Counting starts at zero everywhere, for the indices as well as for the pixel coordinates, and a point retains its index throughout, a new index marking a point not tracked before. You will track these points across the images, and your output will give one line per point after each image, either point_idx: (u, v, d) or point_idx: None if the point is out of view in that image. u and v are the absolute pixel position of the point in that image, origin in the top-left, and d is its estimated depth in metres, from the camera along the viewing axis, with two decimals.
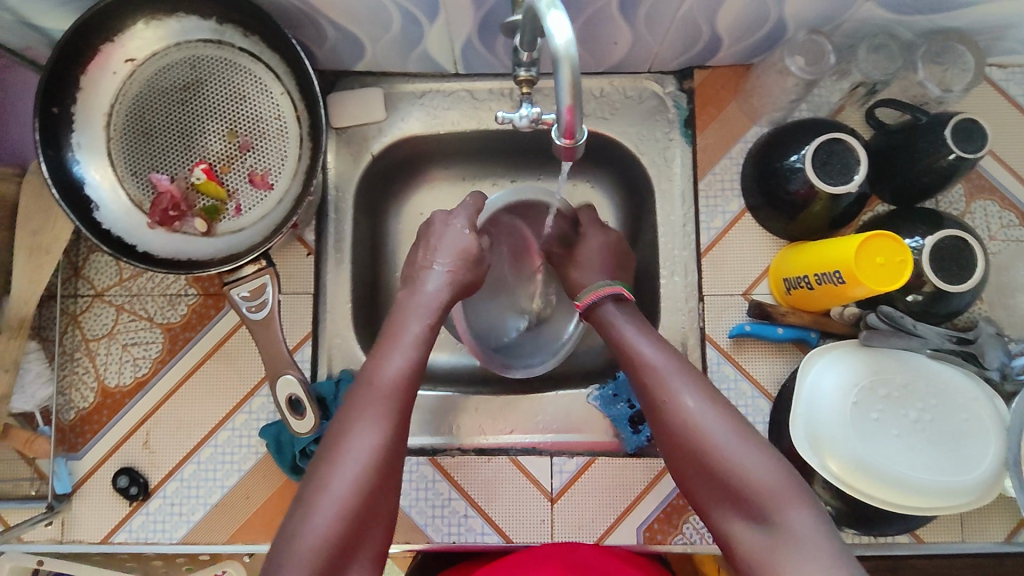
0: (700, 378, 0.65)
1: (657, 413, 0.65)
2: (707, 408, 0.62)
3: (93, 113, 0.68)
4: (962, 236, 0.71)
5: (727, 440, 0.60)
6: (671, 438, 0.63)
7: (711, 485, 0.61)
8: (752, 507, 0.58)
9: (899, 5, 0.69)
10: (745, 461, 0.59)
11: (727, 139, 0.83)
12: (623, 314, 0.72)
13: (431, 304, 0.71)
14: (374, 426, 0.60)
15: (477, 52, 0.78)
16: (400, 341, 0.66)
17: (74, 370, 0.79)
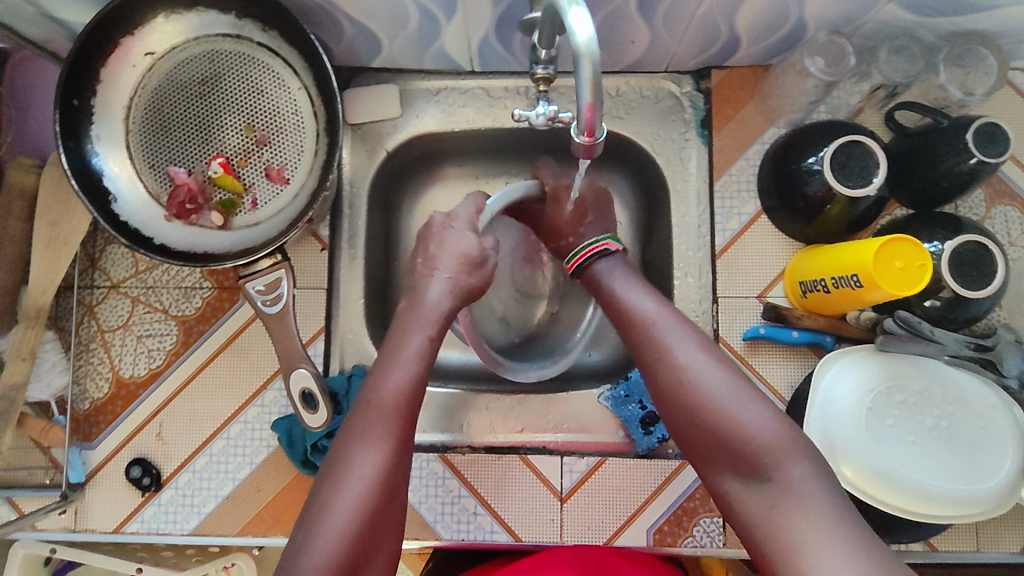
0: (696, 333, 0.64)
1: (654, 368, 0.63)
2: (705, 362, 0.61)
3: (113, 106, 0.69)
4: (983, 242, 0.70)
5: (723, 391, 0.59)
6: (667, 391, 0.62)
7: (707, 440, 0.59)
8: (749, 460, 0.56)
9: (922, 7, 0.68)
10: (744, 414, 0.58)
11: (744, 140, 0.82)
12: (619, 271, 0.72)
13: (433, 313, 0.68)
14: (375, 444, 0.58)
15: (494, 50, 0.77)
16: (401, 353, 0.64)
17: (89, 360, 0.79)
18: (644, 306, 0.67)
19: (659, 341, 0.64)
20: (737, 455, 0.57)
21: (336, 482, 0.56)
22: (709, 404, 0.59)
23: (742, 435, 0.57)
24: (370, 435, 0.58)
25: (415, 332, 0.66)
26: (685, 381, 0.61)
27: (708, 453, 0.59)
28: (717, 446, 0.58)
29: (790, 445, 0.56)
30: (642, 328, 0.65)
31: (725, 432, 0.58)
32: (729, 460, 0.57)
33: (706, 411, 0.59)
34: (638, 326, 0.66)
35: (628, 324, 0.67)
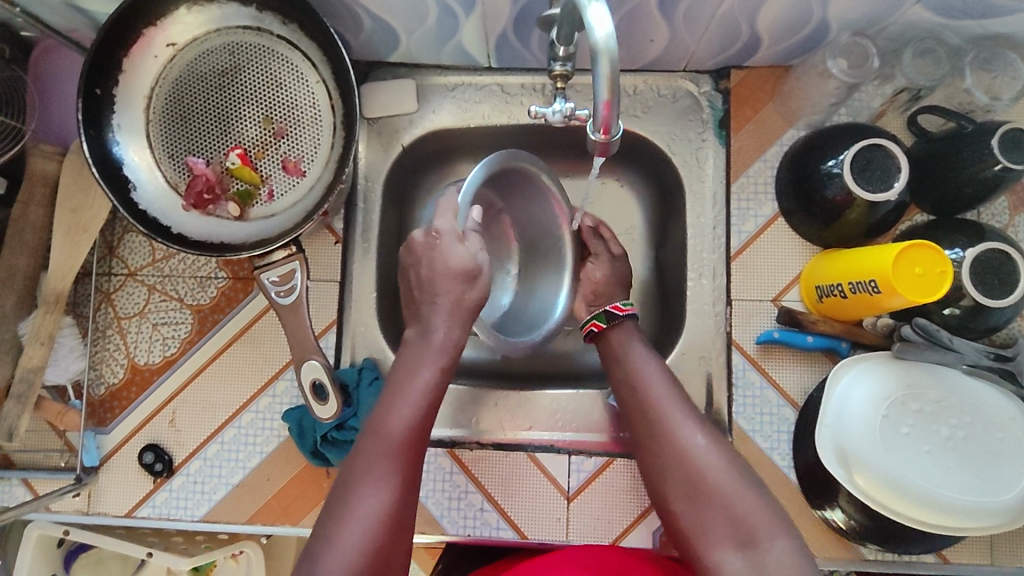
0: (693, 410, 0.64)
1: (653, 435, 0.63)
2: (706, 435, 0.61)
3: (134, 95, 0.69)
4: (1005, 250, 0.69)
5: (715, 467, 0.59)
6: (666, 457, 0.61)
7: (701, 508, 0.58)
8: (737, 537, 0.55)
9: (948, 9, 0.67)
10: (742, 487, 0.57)
11: (762, 142, 0.81)
12: (632, 335, 0.73)
13: (445, 347, 0.68)
14: (382, 480, 0.57)
15: (512, 46, 0.77)
16: (411, 389, 0.64)
17: (106, 346, 0.81)
18: (652, 370, 0.68)
19: (661, 408, 0.64)
20: (731, 525, 0.56)
21: (338, 518, 0.55)
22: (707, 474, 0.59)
23: (738, 506, 0.56)
24: (376, 470, 0.58)
25: (425, 365, 0.66)
26: (686, 449, 0.60)
27: (699, 522, 0.57)
28: (710, 514, 0.57)
29: (782, 526, 0.55)
30: (646, 393, 0.66)
31: (721, 502, 0.57)
32: (721, 529, 0.56)
33: (704, 476, 0.59)
34: (643, 392, 0.66)
35: (632, 389, 0.67)
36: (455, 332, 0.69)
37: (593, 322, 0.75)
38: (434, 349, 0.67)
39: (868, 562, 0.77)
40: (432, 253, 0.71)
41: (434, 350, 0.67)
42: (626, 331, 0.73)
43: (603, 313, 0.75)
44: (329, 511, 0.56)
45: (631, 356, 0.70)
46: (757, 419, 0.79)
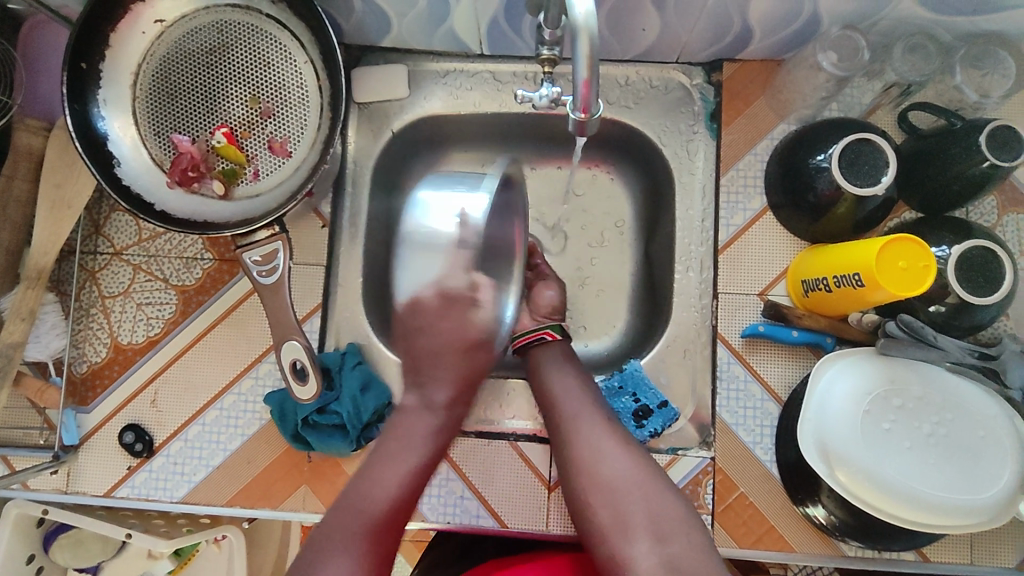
0: (611, 418, 0.69)
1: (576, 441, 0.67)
2: (623, 441, 0.66)
3: (121, 71, 0.69)
4: (990, 247, 0.69)
5: (633, 469, 0.63)
6: (587, 461, 0.65)
7: (620, 505, 0.61)
8: (660, 531, 0.59)
9: (939, 4, 0.67)
10: (668, 492, 0.62)
11: (753, 136, 0.81)
12: (554, 359, 0.75)
13: (447, 417, 0.69)
14: (355, 547, 0.57)
15: (503, 32, 0.77)
16: (403, 455, 0.64)
17: (89, 325, 0.80)
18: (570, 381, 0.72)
19: (580, 416, 0.68)
20: (654, 525, 0.59)
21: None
22: (626, 478, 0.63)
23: (659, 505, 0.61)
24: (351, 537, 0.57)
25: (417, 434, 0.67)
26: (604, 453, 0.65)
27: (617, 519, 0.61)
28: (627, 513, 0.60)
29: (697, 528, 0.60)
30: (566, 403, 0.70)
31: (642, 504, 0.61)
32: (641, 526, 0.59)
33: (624, 478, 0.63)
34: (563, 403, 0.70)
35: (553, 399, 0.71)
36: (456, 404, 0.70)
37: (547, 330, 0.76)
38: (440, 418, 0.69)
39: (848, 558, 0.76)
40: (441, 321, 0.67)
41: (443, 420, 0.69)
42: (546, 351, 0.75)
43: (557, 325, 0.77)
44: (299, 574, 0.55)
45: (550, 371, 0.73)
46: (740, 413, 0.79)
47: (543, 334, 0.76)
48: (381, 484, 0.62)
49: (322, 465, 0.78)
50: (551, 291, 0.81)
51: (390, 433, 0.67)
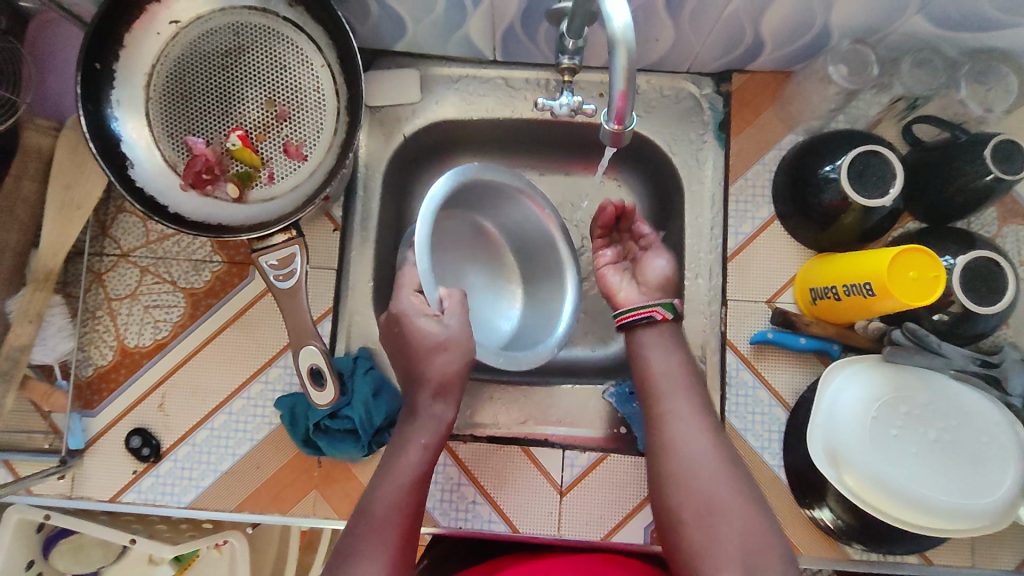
0: (711, 422, 0.67)
1: (672, 441, 0.65)
2: (718, 450, 0.64)
3: (134, 72, 0.68)
4: (994, 258, 0.71)
5: (727, 481, 0.62)
6: (679, 463, 0.64)
7: (710, 514, 0.60)
8: (753, 549, 0.57)
9: (945, 20, 0.69)
10: (763, 517, 0.60)
11: (761, 146, 0.83)
12: (659, 341, 0.73)
13: (435, 426, 0.67)
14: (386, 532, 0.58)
15: (518, 39, 0.78)
16: (405, 449, 0.65)
17: (95, 327, 0.79)
18: (668, 376, 0.70)
19: (680, 427, 0.66)
20: (747, 552, 0.57)
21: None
22: (723, 498, 0.61)
23: (754, 525, 0.59)
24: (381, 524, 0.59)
25: (407, 445, 0.65)
26: (707, 466, 0.63)
27: (706, 528, 0.59)
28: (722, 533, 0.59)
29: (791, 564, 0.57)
30: (666, 405, 0.68)
31: (738, 528, 0.59)
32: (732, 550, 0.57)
33: (724, 500, 0.60)
34: (663, 403, 0.68)
35: (653, 397, 0.70)
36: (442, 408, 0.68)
37: (658, 310, 0.73)
38: (428, 425, 0.67)
39: (853, 561, 0.77)
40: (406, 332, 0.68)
41: (430, 426, 0.67)
42: (653, 338, 0.73)
43: (672, 303, 0.74)
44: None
45: (653, 357, 0.72)
46: (749, 418, 0.80)
47: (654, 313, 0.73)
48: (383, 495, 0.61)
49: (333, 470, 0.78)
50: (659, 262, 0.80)
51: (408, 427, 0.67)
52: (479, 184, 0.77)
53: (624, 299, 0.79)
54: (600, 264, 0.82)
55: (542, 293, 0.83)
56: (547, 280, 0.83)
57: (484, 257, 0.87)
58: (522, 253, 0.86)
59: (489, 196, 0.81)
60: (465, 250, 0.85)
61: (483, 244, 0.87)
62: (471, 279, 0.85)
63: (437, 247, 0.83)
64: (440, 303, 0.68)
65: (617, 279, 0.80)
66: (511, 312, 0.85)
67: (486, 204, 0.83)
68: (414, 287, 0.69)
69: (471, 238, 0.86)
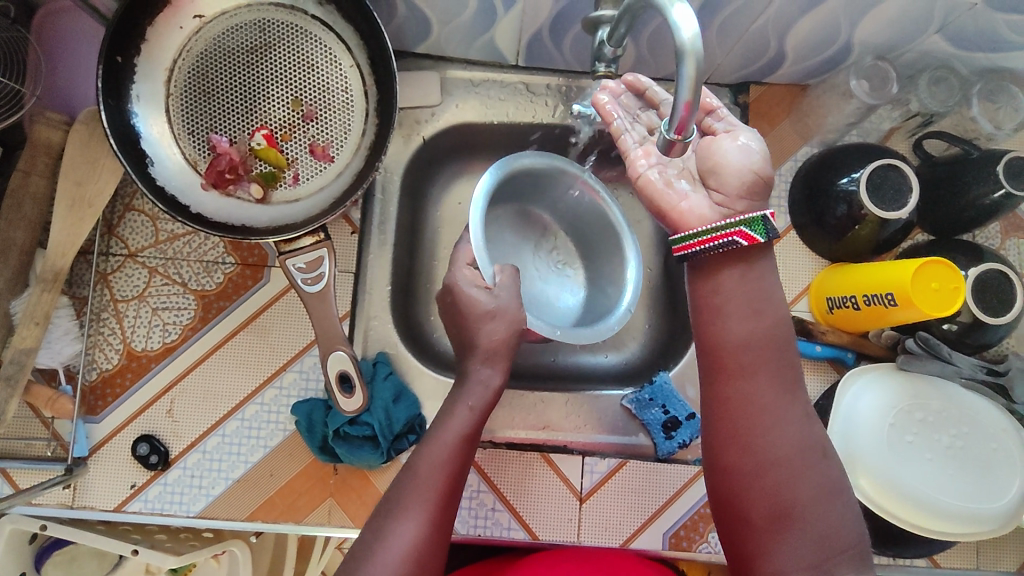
0: (793, 402, 0.56)
1: (747, 425, 0.55)
2: (797, 433, 0.55)
3: (155, 67, 0.66)
4: (1005, 271, 0.73)
5: (804, 466, 0.54)
6: (748, 444, 0.55)
7: (779, 499, 0.53)
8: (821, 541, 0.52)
9: (963, 40, 0.71)
10: (834, 504, 0.54)
11: (778, 156, 0.84)
12: (742, 292, 0.55)
13: (483, 392, 0.64)
14: (416, 511, 0.55)
15: (543, 45, 0.78)
16: (447, 425, 0.61)
17: (100, 330, 0.76)
18: (747, 345, 0.55)
19: (764, 412, 0.55)
20: (811, 548, 0.52)
21: (372, 556, 0.53)
22: (795, 493, 0.53)
23: (825, 517, 0.53)
24: (413, 502, 0.56)
25: (454, 410, 0.63)
26: (784, 459, 0.54)
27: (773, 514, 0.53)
28: (788, 527, 0.53)
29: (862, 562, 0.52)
30: (750, 387, 0.55)
31: (805, 524, 0.53)
32: (791, 546, 0.52)
33: (794, 491, 0.53)
34: (748, 385, 0.55)
35: (738, 377, 0.56)
36: (497, 379, 0.65)
37: (742, 232, 0.54)
38: (476, 390, 0.64)
39: None
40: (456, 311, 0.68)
41: (477, 391, 0.64)
42: (735, 287, 0.56)
43: (761, 221, 0.54)
44: (365, 542, 0.55)
45: (734, 317, 0.55)
46: None
47: (734, 238, 0.54)
48: (427, 456, 0.59)
49: (349, 478, 0.76)
50: (735, 149, 0.56)
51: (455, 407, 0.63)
52: (526, 177, 0.80)
53: (692, 216, 0.57)
54: (639, 169, 0.60)
55: (608, 269, 0.84)
56: (610, 257, 0.83)
57: (545, 245, 0.89)
58: (583, 234, 0.87)
59: (536, 184, 0.83)
60: (523, 239, 0.88)
61: (541, 233, 0.89)
62: (534, 270, 0.87)
63: (492, 239, 0.85)
64: (494, 278, 0.70)
65: (679, 185, 0.58)
66: (576, 292, 0.88)
67: (538, 195, 0.86)
68: (468, 262, 0.71)
69: (527, 227, 0.89)
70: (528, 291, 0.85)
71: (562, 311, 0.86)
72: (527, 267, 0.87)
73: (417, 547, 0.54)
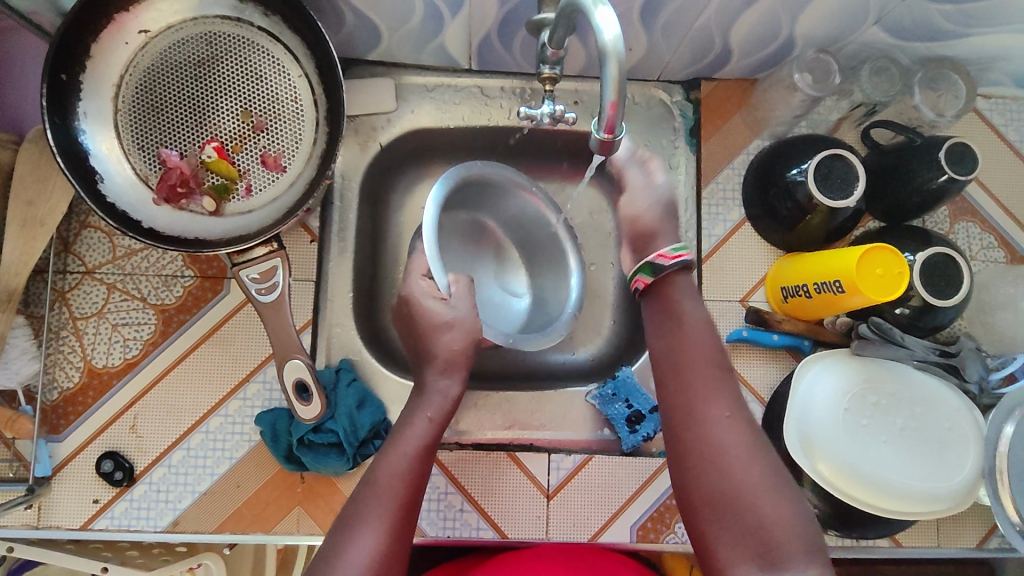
0: (736, 407, 0.63)
1: (692, 427, 0.63)
2: (741, 433, 0.62)
3: (102, 84, 0.66)
4: (950, 253, 0.75)
5: (744, 460, 0.60)
6: (695, 443, 0.62)
7: (721, 489, 0.59)
8: (757, 525, 0.56)
9: (900, 31, 0.74)
10: (775, 495, 0.58)
11: (730, 151, 0.86)
12: (671, 313, 0.70)
13: (440, 402, 0.66)
14: (378, 521, 0.56)
15: (494, 48, 0.79)
16: (406, 437, 0.63)
17: (60, 349, 0.76)
18: (691, 362, 0.66)
19: (706, 414, 0.63)
20: (750, 531, 0.56)
21: (333, 567, 0.54)
22: (735, 482, 0.59)
23: (764, 504, 0.57)
24: (374, 513, 0.57)
25: (413, 419, 0.65)
26: (724, 451, 0.60)
27: (718, 506, 0.59)
28: (728, 512, 0.58)
29: (810, 548, 0.55)
30: (697, 395, 0.64)
31: (743, 508, 0.57)
32: (733, 531, 0.57)
33: (735, 482, 0.59)
34: (694, 393, 0.64)
35: (686, 387, 0.65)
36: (453, 388, 0.68)
37: (638, 278, 0.73)
38: (434, 400, 0.66)
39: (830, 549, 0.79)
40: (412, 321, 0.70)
41: (436, 401, 0.66)
42: (663, 308, 0.71)
43: (648, 266, 0.72)
44: (326, 554, 0.56)
45: (666, 334, 0.70)
46: None
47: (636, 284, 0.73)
48: (386, 467, 0.60)
49: (316, 485, 0.76)
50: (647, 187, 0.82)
51: (413, 420, 0.64)
52: (478, 184, 0.82)
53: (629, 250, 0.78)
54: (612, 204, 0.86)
55: (555, 282, 0.86)
56: (552, 267, 0.87)
57: (493, 255, 0.89)
58: (524, 242, 0.89)
59: (486, 194, 0.85)
60: (472, 248, 0.88)
61: (488, 243, 0.89)
62: (483, 280, 0.87)
63: (447, 249, 0.85)
64: (449, 289, 0.70)
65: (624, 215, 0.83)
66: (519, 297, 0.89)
67: (485, 204, 0.87)
68: (423, 272, 0.71)
69: (476, 237, 0.89)
70: (481, 301, 0.85)
71: (513, 317, 0.86)
72: (477, 277, 0.87)
73: (378, 557, 0.55)
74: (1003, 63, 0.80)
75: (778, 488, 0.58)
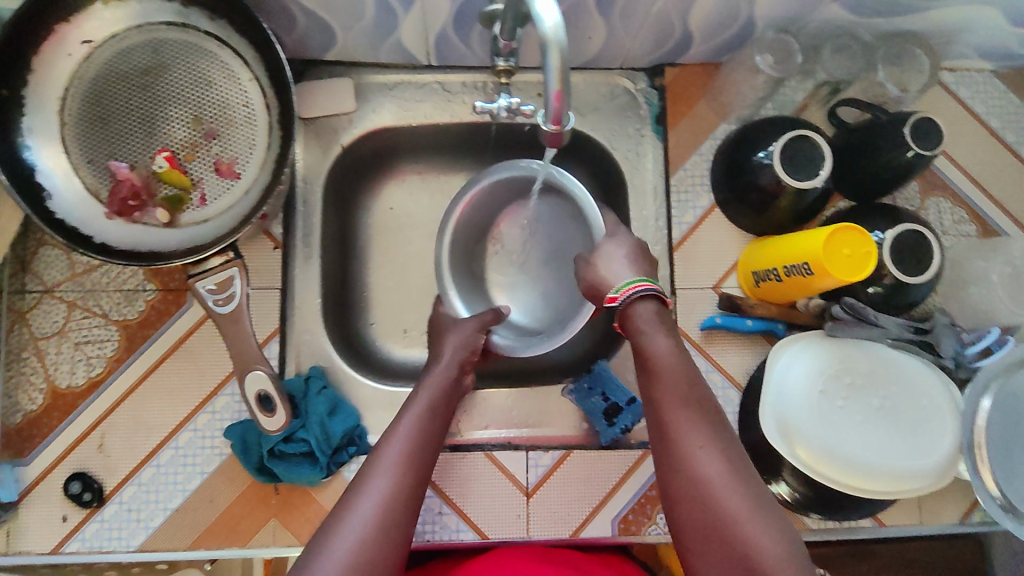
0: (715, 428, 0.59)
1: (671, 454, 0.58)
2: (722, 456, 0.57)
3: (46, 97, 0.64)
4: (921, 230, 0.74)
5: (724, 486, 0.55)
6: (675, 472, 0.58)
7: (702, 521, 0.55)
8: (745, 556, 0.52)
9: (861, 7, 0.73)
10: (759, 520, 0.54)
11: (697, 136, 0.84)
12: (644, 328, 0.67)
13: (436, 383, 0.69)
14: (380, 484, 0.57)
15: (451, 43, 0.78)
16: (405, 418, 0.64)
17: (22, 370, 0.75)
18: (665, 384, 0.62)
19: (681, 436, 0.59)
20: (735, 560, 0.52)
21: (336, 528, 0.54)
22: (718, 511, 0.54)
23: (749, 531, 0.53)
24: (378, 476, 0.57)
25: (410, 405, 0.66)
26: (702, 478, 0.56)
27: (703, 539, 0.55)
28: (710, 538, 0.54)
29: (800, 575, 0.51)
30: (672, 418, 0.60)
31: (726, 534, 0.53)
32: (717, 560, 0.53)
33: (716, 511, 0.54)
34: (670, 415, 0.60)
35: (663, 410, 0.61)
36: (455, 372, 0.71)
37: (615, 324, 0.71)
38: (434, 383, 0.69)
39: (813, 531, 0.80)
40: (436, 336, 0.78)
41: (434, 384, 0.69)
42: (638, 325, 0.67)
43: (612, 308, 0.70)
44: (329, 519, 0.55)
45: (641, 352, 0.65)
46: None
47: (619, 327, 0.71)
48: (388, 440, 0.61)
49: (291, 496, 0.75)
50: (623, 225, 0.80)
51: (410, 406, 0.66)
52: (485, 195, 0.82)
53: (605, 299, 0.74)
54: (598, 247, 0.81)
55: None
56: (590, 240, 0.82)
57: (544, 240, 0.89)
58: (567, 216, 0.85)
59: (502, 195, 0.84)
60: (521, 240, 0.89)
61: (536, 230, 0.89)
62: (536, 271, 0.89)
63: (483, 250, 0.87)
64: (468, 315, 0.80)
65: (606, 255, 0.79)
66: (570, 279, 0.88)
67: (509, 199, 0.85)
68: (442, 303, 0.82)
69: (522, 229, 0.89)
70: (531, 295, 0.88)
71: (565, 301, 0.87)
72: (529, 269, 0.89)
73: (383, 517, 0.55)
74: (966, 35, 0.80)
75: (763, 513, 0.54)
